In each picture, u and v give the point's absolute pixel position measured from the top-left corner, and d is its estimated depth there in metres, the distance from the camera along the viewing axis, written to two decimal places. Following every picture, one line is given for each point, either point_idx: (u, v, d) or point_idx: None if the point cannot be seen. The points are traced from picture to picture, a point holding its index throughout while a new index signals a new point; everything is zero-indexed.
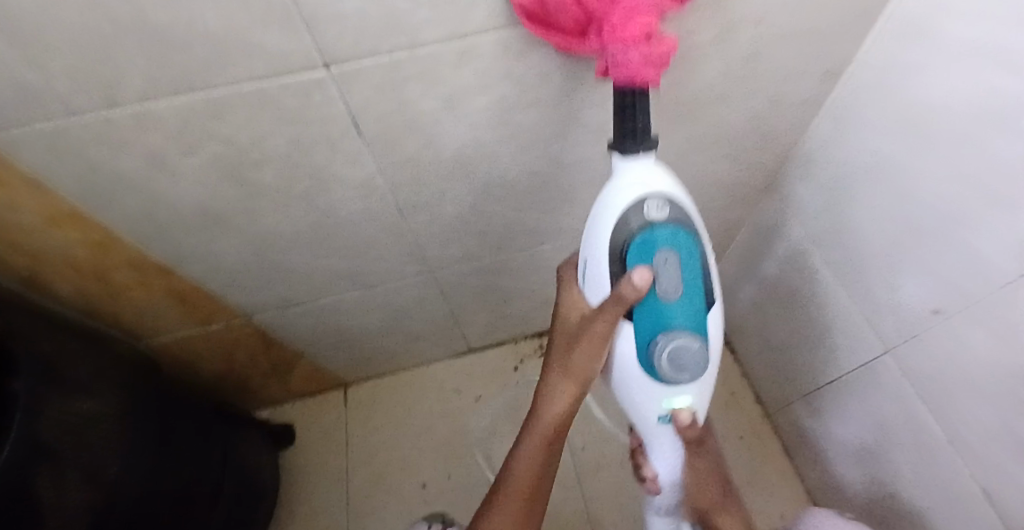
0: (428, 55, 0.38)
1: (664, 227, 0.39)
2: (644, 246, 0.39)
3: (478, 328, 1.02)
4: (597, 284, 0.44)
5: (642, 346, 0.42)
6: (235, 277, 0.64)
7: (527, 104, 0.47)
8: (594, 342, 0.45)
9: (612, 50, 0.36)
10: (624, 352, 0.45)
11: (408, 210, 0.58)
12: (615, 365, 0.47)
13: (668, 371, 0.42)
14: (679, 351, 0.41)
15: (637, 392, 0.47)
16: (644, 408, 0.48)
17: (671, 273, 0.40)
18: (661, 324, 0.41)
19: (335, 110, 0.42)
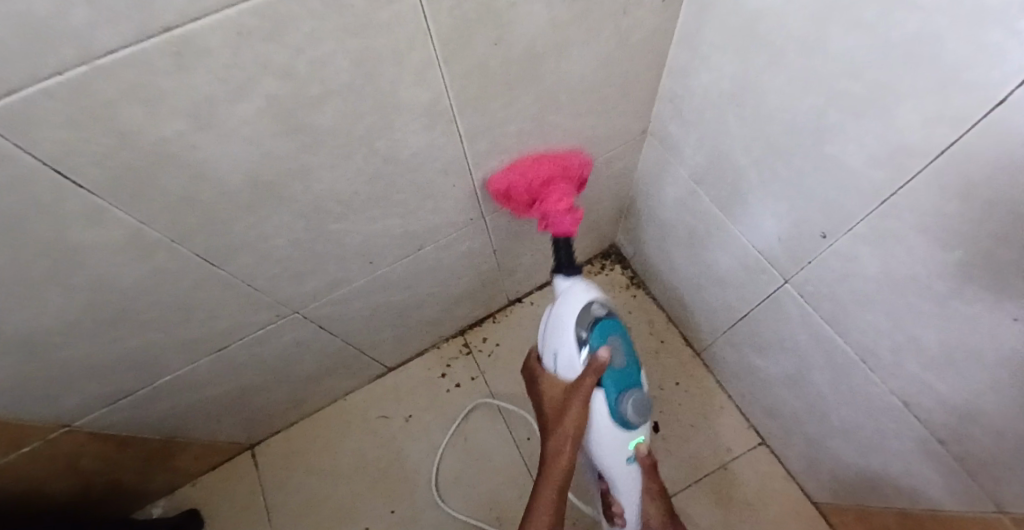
0: (127, 68, 0.26)
1: (607, 318, 0.55)
2: (599, 332, 0.54)
3: (388, 348, 0.92)
4: (563, 361, 0.56)
5: (612, 405, 0.53)
6: (20, 391, 0.49)
7: (317, 101, 0.36)
8: (580, 405, 0.54)
9: (551, 214, 0.62)
10: (598, 414, 0.54)
11: (223, 257, 0.46)
12: (590, 425, 0.56)
13: (633, 422, 0.54)
14: (640, 405, 0.53)
15: (609, 442, 0.56)
16: (615, 454, 0.57)
17: (619, 349, 0.54)
18: (621, 385, 0.53)
19: (22, 168, 0.29)
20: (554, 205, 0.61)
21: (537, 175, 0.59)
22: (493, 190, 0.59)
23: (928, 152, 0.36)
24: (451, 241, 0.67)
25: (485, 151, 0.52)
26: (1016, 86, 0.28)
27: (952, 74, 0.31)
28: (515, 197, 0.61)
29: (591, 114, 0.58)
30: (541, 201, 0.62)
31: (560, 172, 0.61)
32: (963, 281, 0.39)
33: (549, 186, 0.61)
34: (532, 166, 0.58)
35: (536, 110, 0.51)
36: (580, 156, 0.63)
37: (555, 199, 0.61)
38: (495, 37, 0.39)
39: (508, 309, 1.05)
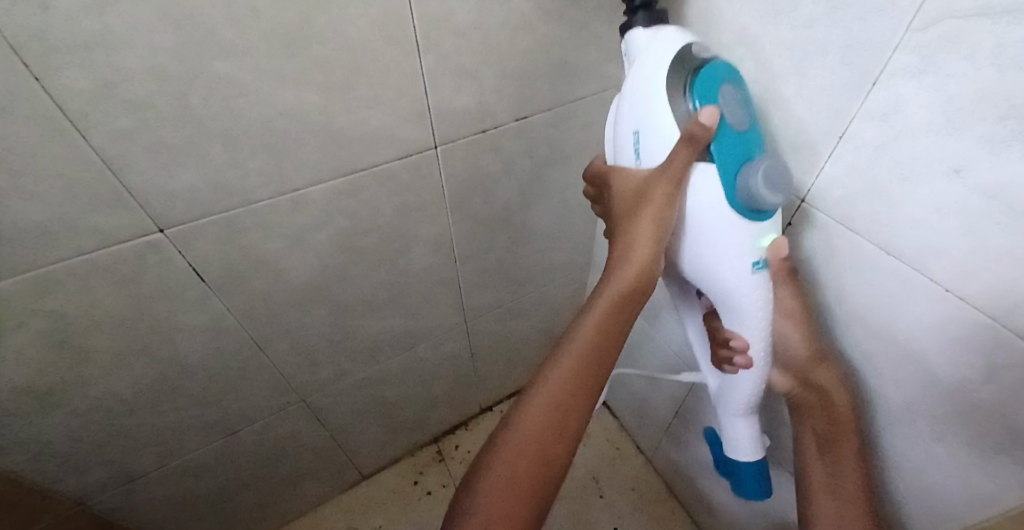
0: (265, 209, 0.45)
1: (713, 61, 0.40)
2: (705, 80, 0.39)
3: (369, 451, 0.97)
4: (648, 140, 0.41)
5: (728, 178, 0.39)
6: (64, 457, 0.57)
7: (365, 231, 0.54)
8: (666, 195, 0.40)
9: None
10: (702, 197, 0.40)
11: (266, 342, 0.59)
12: (687, 208, 0.41)
13: (764, 204, 0.40)
14: (776, 172, 0.39)
15: (721, 238, 0.41)
16: (729, 252, 0.41)
17: (733, 101, 0.40)
18: (738, 153, 0.39)
19: (175, 267, 0.45)
20: None
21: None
22: None
23: None
24: (440, 341, 0.80)
25: (471, 270, 0.70)
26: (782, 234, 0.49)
27: None
28: None
29: (555, 246, 0.77)
30: None
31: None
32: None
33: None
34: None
35: (512, 242, 0.70)
36: None
37: None
38: (485, 195, 0.59)
39: (480, 418, 1.13)
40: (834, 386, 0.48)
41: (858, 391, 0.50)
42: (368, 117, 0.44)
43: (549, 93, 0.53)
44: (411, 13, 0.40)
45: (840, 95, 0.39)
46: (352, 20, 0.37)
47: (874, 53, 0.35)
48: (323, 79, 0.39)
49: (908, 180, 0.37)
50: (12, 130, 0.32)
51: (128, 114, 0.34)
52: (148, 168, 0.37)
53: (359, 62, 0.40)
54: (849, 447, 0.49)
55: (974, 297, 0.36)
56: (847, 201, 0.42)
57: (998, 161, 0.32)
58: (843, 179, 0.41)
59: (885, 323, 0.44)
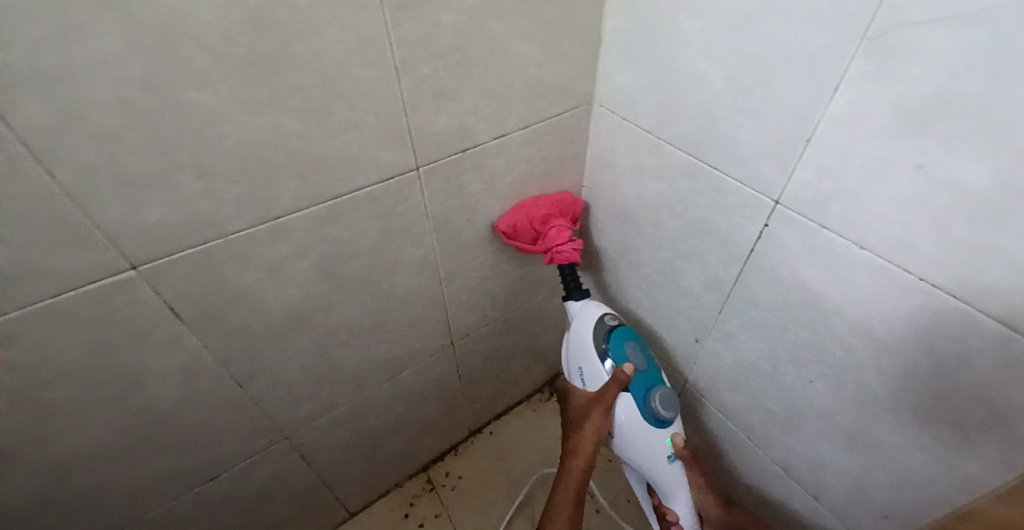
0: (242, 240, 0.44)
1: (620, 327, 0.64)
2: (616, 342, 0.63)
3: (356, 487, 0.93)
4: (590, 374, 0.64)
5: (641, 402, 0.61)
6: (28, 521, 0.52)
7: (347, 257, 0.53)
8: (605, 406, 0.60)
9: (554, 248, 0.64)
10: (625, 411, 0.61)
11: (246, 379, 0.57)
12: (616, 426, 0.62)
13: (665, 416, 0.61)
14: (665, 399, 0.61)
15: (647, 440, 0.61)
16: (653, 451, 0.62)
17: (637, 354, 0.63)
18: (645, 386, 0.62)
19: (146, 306, 0.43)
20: (557, 239, 0.64)
21: (538, 214, 0.63)
22: (499, 230, 0.63)
23: (730, 280, 0.57)
24: (426, 366, 0.79)
25: (454, 292, 0.69)
26: (761, 231, 0.50)
27: (726, 232, 0.54)
28: (520, 237, 0.64)
29: (537, 264, 0.77)
30: (544, 239, 0.65)
31: (558, 210, 0.64)
32: (780, 364, 0.57)
33: (551, 222, 0.64)
34: (529, 206, 0.63)
35: (494, 262, 0.70)
36: (574, 198, 0.68)
37: (556, 233, 0.64)
38: (467, 216, 0.59)
39: (469, 442, 1.11)
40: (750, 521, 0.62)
41: (844, 382, 0.51)
42: (346, 142, 0.43)
43: (524, 113, 0.54)
44: (388, 36, 0.40)
45: (806, 103, 0.41)
46: (329, 44, 0.37)
47: (835, 60, 0.37)
48: (302, 104, 0.39)
49: (873, 179, 0.39)
50: None
51: (95, 149, 0.33)
52: (118, 203, 0.36)
53: (337, 87, 0.40)
54: None
55: (945, 283, 0.38)
56: (819, 202, 0.43)
57: (953, 157, 0.34)
58: (813, 183, 0.43)
59: (863, 317, 0.45)
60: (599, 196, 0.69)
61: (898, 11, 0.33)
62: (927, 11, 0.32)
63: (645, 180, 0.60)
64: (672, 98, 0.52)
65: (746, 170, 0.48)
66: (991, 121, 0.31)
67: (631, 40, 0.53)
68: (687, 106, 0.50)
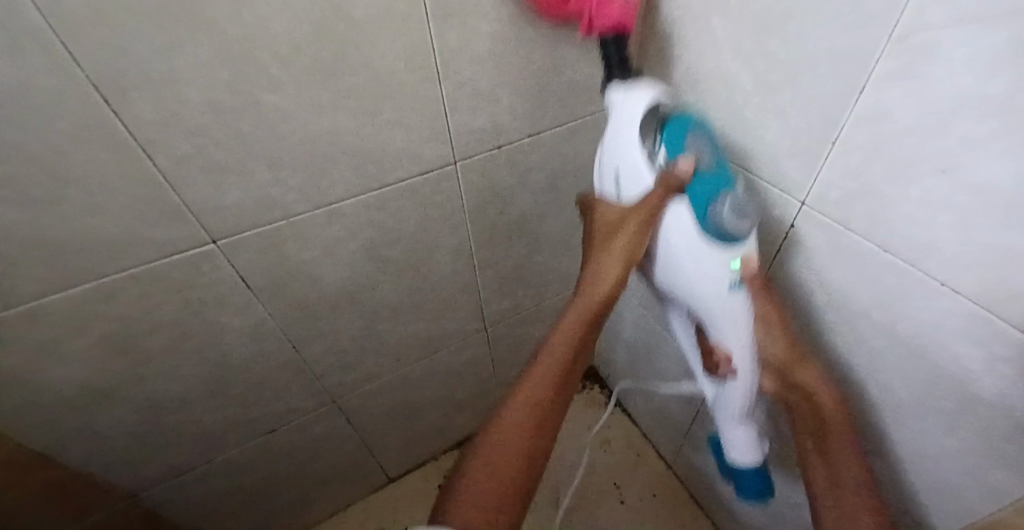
0: (302, 221, 0.50)
1: (678, 117, 0.47)
2: (672, 132, 0.46)
3: (394, 454, 1.01)
4: (627, 179, 0.48)
5: (701, 215, 0.44)
6: (123, 451, 0.62)
7: (391, 240, 0.58)
8: (644, 217, 0.45)
9: (592, 5, 0.46)
10: (671, 226, 0.45)
11: (302, 344, 0.64)
12: (660, 238, 0.47)
13: (733, 229, 0.45)
14: (736, 206, 0.45)
15: (698, 263, 0.45)
16: (706, 272, 0.45)
17: (703, 150, 0.46)
18: (713, 189, 0.44)
19: (223, 274, 0.50)
20: None
21: None
22: None
23: None
24: (461, 346, 0.84)
25: (489, 278, 0.73)
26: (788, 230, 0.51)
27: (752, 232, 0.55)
28: None
29: (570, 255, 0.80)
30: None
31: None
32: None
33: None
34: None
35: (527, 250, 0.73)
36: None
37: None
38: (501, 205, 0.63)
39: None
40: (817, 385, 0.48)
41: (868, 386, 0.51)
42: (394, 136, 0.48)
43: (559, 111, 0.57)
44: (434, 42, 0.44)
45: (834, 105, 0.41)
46: (380, 51, 0.42)
47: (861, 62, 0.38)
48: (356, 104, 0.44)
49: (898, 180, 0.39)
50: (91, 155, 0.37)
51: (190, 141, 0.39)
52: (204, 187, 0.43)
53: (387, 88, 0.45)
54: (843, 447, 0.47)
55: (968, 289, 0.38)
56: (843, 202, 0.44)
57: (975, 160, 0.34)
58: (838, 182, 0.44)
59: (888, 319, 0.45)
60: None
61: (920, 12, 0.33)
62: (948, 14, 0.32)
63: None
64: (704, 98, 0.53)
65: (775, 169, 0.49)
66: (1015, 120, 0.31)
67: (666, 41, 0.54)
68: (720, 105, 0.52)
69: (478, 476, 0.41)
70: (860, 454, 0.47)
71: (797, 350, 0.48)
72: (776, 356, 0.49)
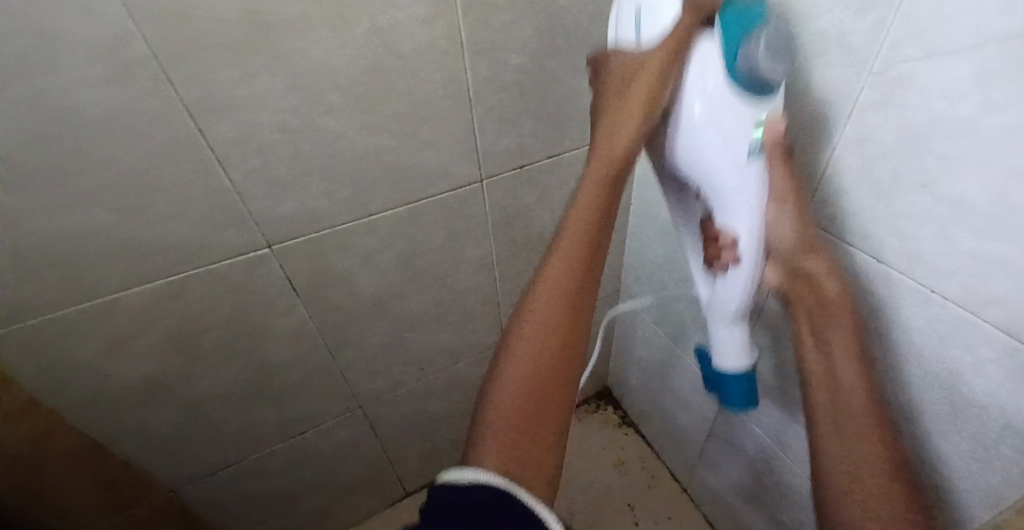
0: (346, 232, 0.56)
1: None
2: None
3: (413, 467, 1.03)
4: (650, 10, 0.39)
5: (730, 51, 0.35)
6: (169, 445, 0.67)
7: (421, 252, 0.63)
8: (659, 66, 0.38)
9: None
10: (708, 48, 0.36)
11: (335, 348, 0.68)
12: (682, 94, 0.38)
13: (765, 76, 0.36)
14: (774, 48, 0.36)
15: (720, 106, 0.37)
16: (727, 126, 0.37)
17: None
18: (752, 20, 0.35)
19: (273, 278, 0.56)
20: None
21: None
22: None
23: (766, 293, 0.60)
24: (481, 358, 0.88)
25: (508, 292, 0.78)
26: None
27: None
28: None
29: None
30: None
31: None
32: None
33: None
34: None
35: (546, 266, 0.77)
36: None
37: None
38: (522, 222, 0.68)
39: None
40: (828, 277, 0.44)
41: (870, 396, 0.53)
42: (429, 157, 0.54)
43: (577, 135, 0.63)
44: (468, 73, 0.50)
45: (825, 128, 0.45)
46: (421, 82, 0.48)
47: (847, 95, 0.42)
48: (398, 127, 0.50)
49: (886, 195, 0.42)
50: (176, 168, 0.43)
51: (258, 158, 0.46)
52: (266, 198, 0.49)
53: (425, 114, 0.51)
54: (846, 328, 0.44)
55: (954, 295, 0.40)
56: (838, 219, 0.47)
57: (952, 176, 0.37)
58: (832, 198, 0.47)
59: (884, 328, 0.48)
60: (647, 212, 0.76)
61: (896, 50, 0.37)
62: (923, 48, 0.35)
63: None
64: None
65: None
66: (985, 138, 0.34)
67: None
68: None
69: (487, 416, 0.38)
70: (859, 352, 0.43)
71: (808, 240, 0.42)
72: (784, 247, 0.43)
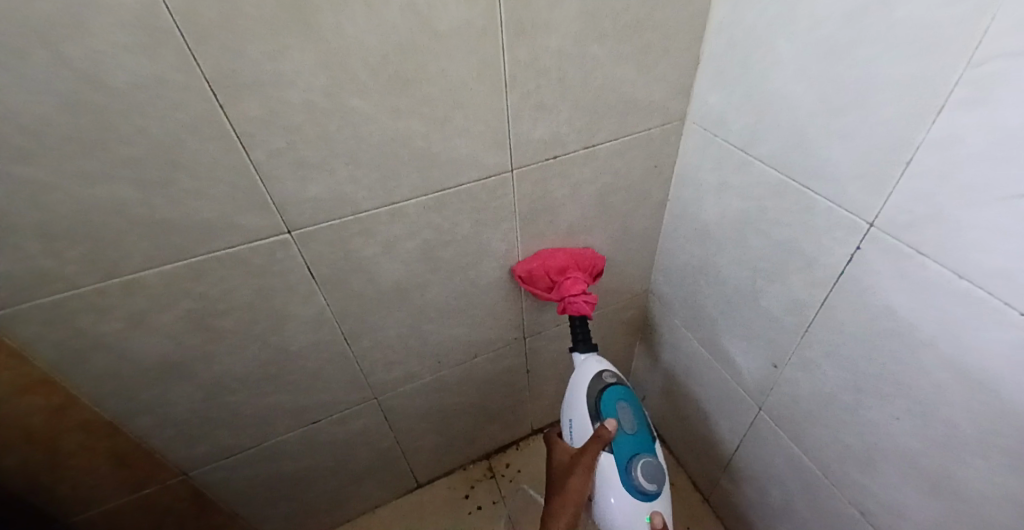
0: (369, 218, 0.53)
1: (616, 387, 0.68)
2: (607, 399, 0.66)
3: (425, 459, 1.02)
4: (577, 429, 0.68)
5: (621, 469, 0.63)
6: (185, 427, 0.66)
7: (445, 243, 0.61)
8: (585, 471, 0.62)
9: None
10: (605, 479, 0.63)
11: (353, 337, 0.67)
12: (596, 489, 0.63)
13: (646, 488, 0.62)
14: (649, 470, 0.62)
15: (622, 513, 0.62)
16: (631, 525, 0.62)
17: (628, 416, 0.66)
18: (629, 449, 0.63)
19: (294, 263, 0.54)
20: None
21: None
22: None
23: (814, 305, 0.56)
24: (500, 354, 0.85)
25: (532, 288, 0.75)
26: (845, 262, 0.51)
27: (808, 259, 0.55)
28: None
29: (612, 273, 0.81)
30: None
31: None
32: (863, 397, 0.55)
33: None
34: (548, 256, 0.69)
35: None
36: None
37: None
38: (551, 216, 0.65)
39: (531, 439, 1.15)
40: None
41: (929, 421, 0.48)
42: (459, 143, 0.52)
43: (614, 127, 0.59)
44: (504, 56, 0.47)
45: (902, 130, 0.41)
46: (456, 63, 0.46)
47: (936, 86, 0.38)
48: (429, 111, 0.48)
49: (968, 204, 0.39)
50: (198, 145, 0.41)
51: (283, 137, 0.44)
52: (289, 180, 0.47)
53: (457, 97, 0.48)
54: None
55: None
56: (914, 227, 0.43)
57: None
58: (905, 206, 0.43)
59: (955, 351, 0.44)
60: (682, 210, 0.72)
61: (999, 42, 0.34)
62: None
63: (729, 197, 0.63)
64: (765, 118, 0.54)
65: (835, 192, 0.49)
66: None
67: (726, 64, 0.56)
68: (780, 126, 0.52)
69: None
70: None
71: None
72: None
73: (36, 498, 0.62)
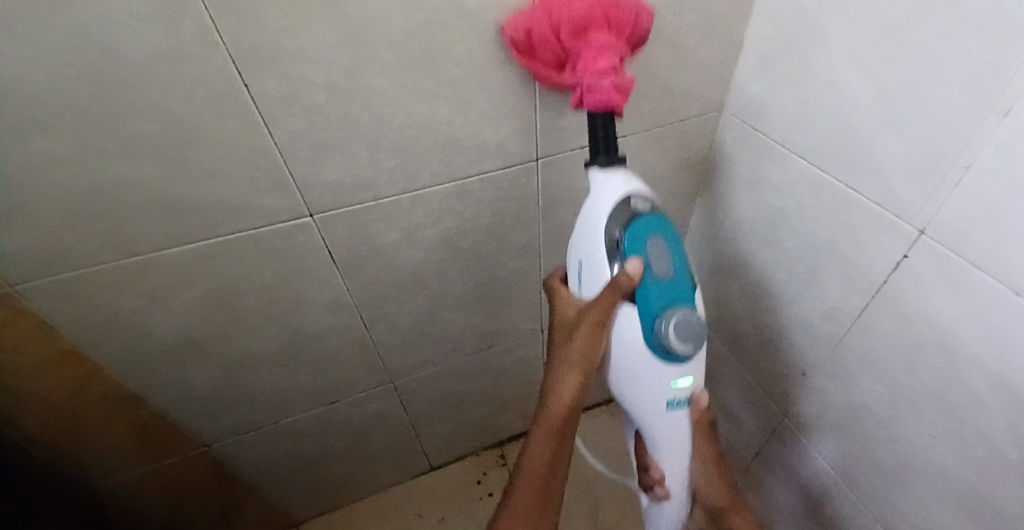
0: (390, 204, 0.52)
1: (648, 217, 0.46)
2: (635, 236, 0.45)
3: (439, 443, 1.02)
4: (588, 273, 0.49)
5: (646, 327, 0.45)
6: (206, 403, 0.67)
7: (467, 231, 0.60)
8: (593, 327, 0.47)
9: None
10: (624, 338, 0.47)
11: (371, 321, 0.66)
12: (612, 349, 0.48)
13: (677, 350, 0.45)
14: (685, 327, 0.44)
15: (644, 375, 0.48)
16: (650, 393, 0.48)
17: (662, 253, 0.45)
18: (659, 303, 0.45)
19: (313, 246, 0.53)
20: None
21: None
22: None
23: (853, 311, 0.53)
24: (517, 344, 0.84)
25: None
26: (890, 269, 0.48)
27: (848, 261, 0.52)
28: None
29: None
30: None
31: None
32: (900, 412, 0.52)
33: None
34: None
35: None
36: None
37: None
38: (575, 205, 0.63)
39: None
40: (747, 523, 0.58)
41: (970, 444, 0.46)
42: (483, 128, 0.50)
43: (646, 115, 0.57)
44: None
45: (963, 122, 0.38)
46: (483, 43, 0.44)
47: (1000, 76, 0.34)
48: (453, 94, 0.46)
49: None
50: (217, 123, 0.41)
51: (305, 118, 0.43)
52: (309, 162, 0.46)
53: (484, 80, 0.46)
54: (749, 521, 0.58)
55: None
56: (970, 235, 0.40)
57: None
58: (965, 211, 0.40)
59: (1005, 371, 0.40)
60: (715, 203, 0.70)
61: None
62: None
63: (765, 192, 0.60)
64: (810, 107, 0.50)
65: (884, 191, 0.45)
66: None
67: (772, 48, 0.53)
68: (827, 116, 0.49)
69: None
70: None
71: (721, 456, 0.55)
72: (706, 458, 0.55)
73: (63, 463, 0.64)
